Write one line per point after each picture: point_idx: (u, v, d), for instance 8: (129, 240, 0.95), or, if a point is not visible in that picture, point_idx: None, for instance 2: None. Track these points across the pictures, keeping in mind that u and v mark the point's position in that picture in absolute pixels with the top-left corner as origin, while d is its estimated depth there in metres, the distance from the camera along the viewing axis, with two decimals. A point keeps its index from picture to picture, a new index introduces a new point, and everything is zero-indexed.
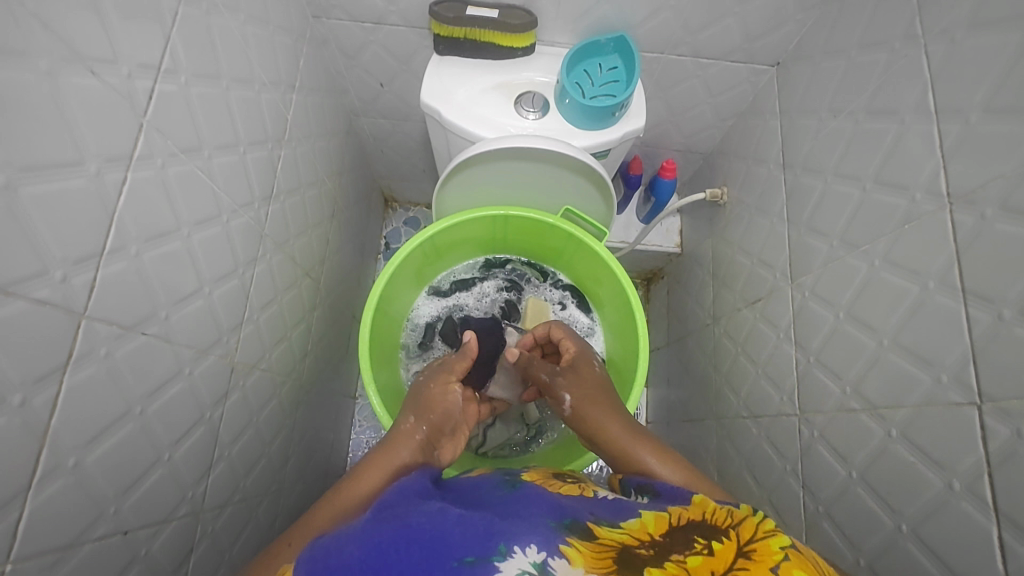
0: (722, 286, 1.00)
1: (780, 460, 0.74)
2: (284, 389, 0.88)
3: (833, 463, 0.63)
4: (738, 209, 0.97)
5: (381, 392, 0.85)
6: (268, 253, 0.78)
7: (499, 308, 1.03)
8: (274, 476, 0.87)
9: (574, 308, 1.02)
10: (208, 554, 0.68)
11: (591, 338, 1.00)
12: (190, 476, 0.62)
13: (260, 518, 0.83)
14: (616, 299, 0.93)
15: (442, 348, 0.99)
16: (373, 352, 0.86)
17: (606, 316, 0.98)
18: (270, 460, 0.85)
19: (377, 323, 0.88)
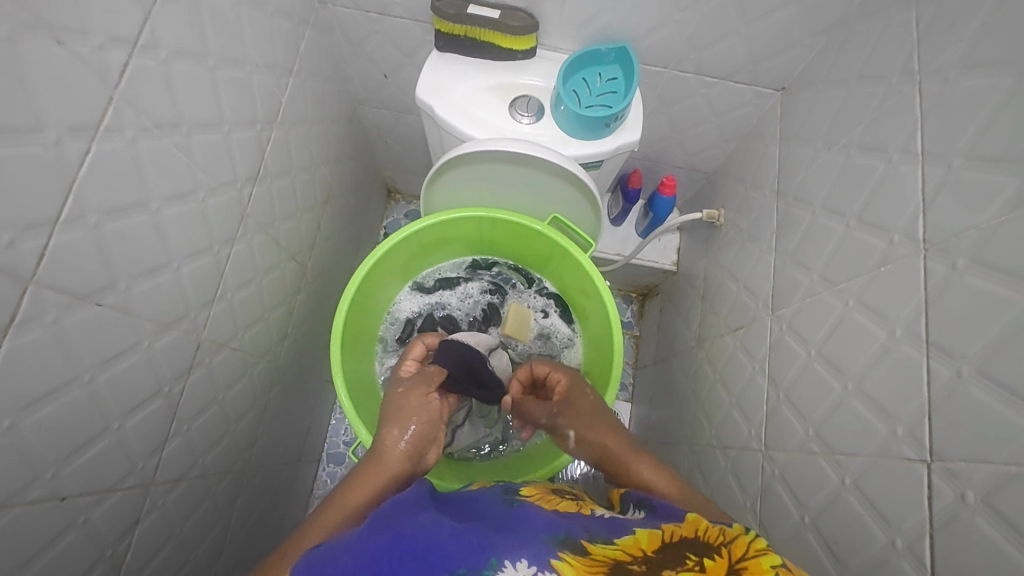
0: (709, 309, 0.99)
1: (742, 495, 0.72)
2: (257, 369, 0.88)
3: (789, 504, 0.61)
4: (732, 233, 0.95)
5: (350, 383, 0.85)
6: (250, 234, 0.78)
7: (481, 311, 1.03)
8: (238, 457, 0.88)
9: (556, 318, 1.01)
10: (155, 527, 0.69)
11: (569, 349, 1.00)
12: (141, 449, 0.63)
13: (218, 496, 0.84)
14: (597, 313, 0.92)
15: None
16: (346, 342, 0.86)
17: (586, 328, 0.97)
18: (235, 439, 0.85)
19: (354, 313, 0.88)
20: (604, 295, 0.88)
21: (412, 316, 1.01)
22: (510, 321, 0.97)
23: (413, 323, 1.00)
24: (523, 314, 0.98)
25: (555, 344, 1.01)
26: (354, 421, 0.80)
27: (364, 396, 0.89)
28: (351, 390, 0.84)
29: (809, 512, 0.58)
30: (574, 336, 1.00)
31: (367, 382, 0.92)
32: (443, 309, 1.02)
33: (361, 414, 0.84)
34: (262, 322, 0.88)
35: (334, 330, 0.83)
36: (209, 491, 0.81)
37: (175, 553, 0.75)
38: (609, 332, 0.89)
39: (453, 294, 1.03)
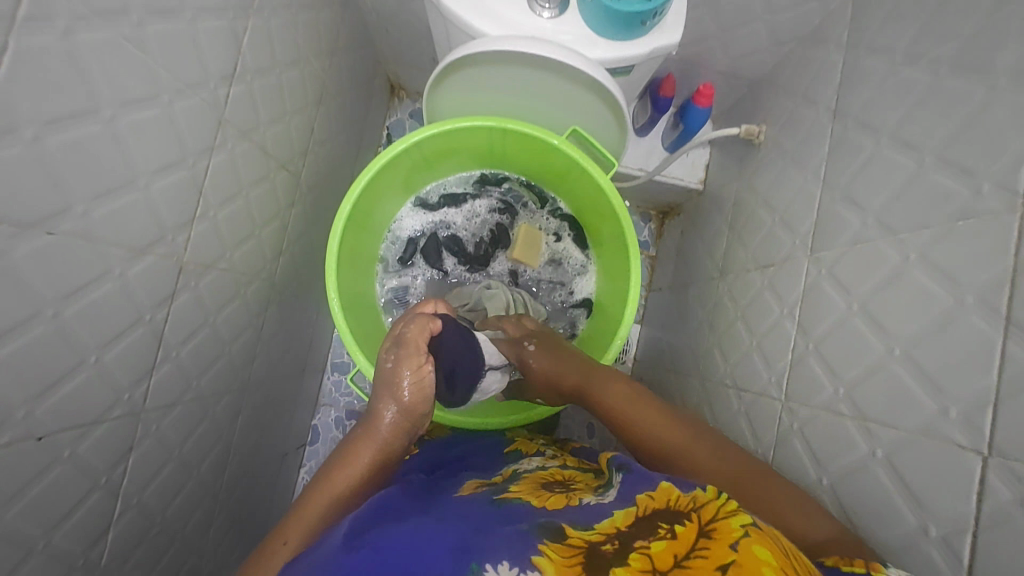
0: (736, 239, 0.91)
1: (754, 442, 0.70)
2: (251, 289, 0.84)
3: (806, 464, 0.58)
4: (772, 155, 0.84)
5: (348, 308, 0.80)
6: (232, 145, 0.70)
7: (488, 231, 0.96)
8: (237, 376, 0.86)
9: (570, 242, 0.94)
10: (152, 451, 0.68)
11: (582, 276, 0.93)
12: (126, 380, 0.60)
13: (217, 415, 0.83)
14: (614, 242, 0.85)
15: (424, 267, 0.94)
16: (342, 263, 0.80)
17: (601, 256, 0.90)
18: (232, 360, 0.83)
19: (351, 233, 0.82)
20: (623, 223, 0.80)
21: (415, 235, 0.94)
22: (520, 241, 0.92)
23: (416, 243, 0.93)
24: (535, 234, 0.92)
25: (567, 270, 0.94)
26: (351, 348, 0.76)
27: (363, 320, 0.85)
28: (349, 316, 0.80)
29: (825, 476, 0.55)
30: (587, 263, 0.93)
31: (366, 305, 0.87)
32: (448, 229, 0.95)
33: (360, 340, 0.81)
34: (254, 240, 0.81)
35: (328, 252, 0.77)
36: (207, 411, 0.80)
37: (175, 471, 0.75)
38: (626, 264, 0.82)
39: (459, 212, 0.96)
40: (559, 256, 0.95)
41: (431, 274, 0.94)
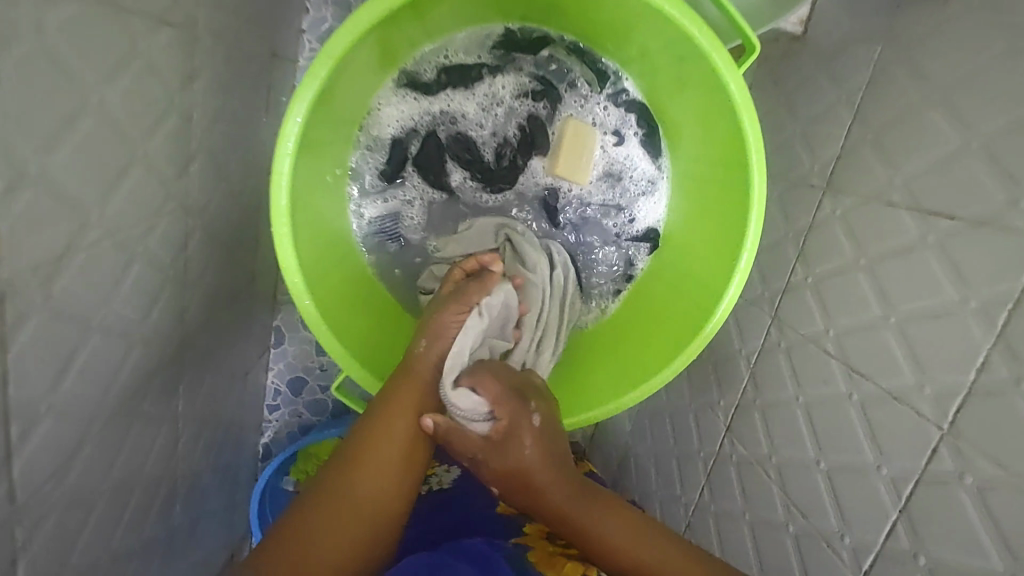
0: (791, 130, 0.74)
1: (796, 391, 0.66)
2: (197, 204, 0.61)
3: (864, 445, 0.56)
4: (873, 29, 0.64)
5: (313, 267, 0.65)
6: (124, 17, 0.42)
7: (516, 127, 0.78)
8: (200, 301, 0.67)
9: (639, 148, 0.77)
10: (113, 427, 0.54)
11: (650, 194, 0.78)
12: (39, 386, 0.42)
13: (187, 349, 0.66)
14: (711, 157, 0.68)
15: (417, 181, 0.78)
16: (298, 206, 0.62)
17: (679, 171, 0.75)
18: (189, 291, 0.64)
19: (303, 164, 0.62)
20: (733, 136, 0.61)
21: (401, 138, 0.76)
22: (563, 150, 0.77)
23: (403, 148, 0.76)
24: (587, 140, 0.77)
25: (630, 184, 0.79)
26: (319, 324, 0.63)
27: (335, 273, 0.69)
28: (314, 278, 0.65)
29: (908, 466, 0.52)
30: (659, 177, 0.77)
31: (335, 252, 0.71)
32: (449, 125, 0.77)
33: (333, 308, 0.66)
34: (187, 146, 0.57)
35: (275, 197, 0.59)
36: (175, 355, 0.63)
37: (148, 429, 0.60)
38: (727, 194, 0.65)
39: (471, 96, 0.77)
40: (620, 167, 0.79)
41: (427, 188, 0.78)
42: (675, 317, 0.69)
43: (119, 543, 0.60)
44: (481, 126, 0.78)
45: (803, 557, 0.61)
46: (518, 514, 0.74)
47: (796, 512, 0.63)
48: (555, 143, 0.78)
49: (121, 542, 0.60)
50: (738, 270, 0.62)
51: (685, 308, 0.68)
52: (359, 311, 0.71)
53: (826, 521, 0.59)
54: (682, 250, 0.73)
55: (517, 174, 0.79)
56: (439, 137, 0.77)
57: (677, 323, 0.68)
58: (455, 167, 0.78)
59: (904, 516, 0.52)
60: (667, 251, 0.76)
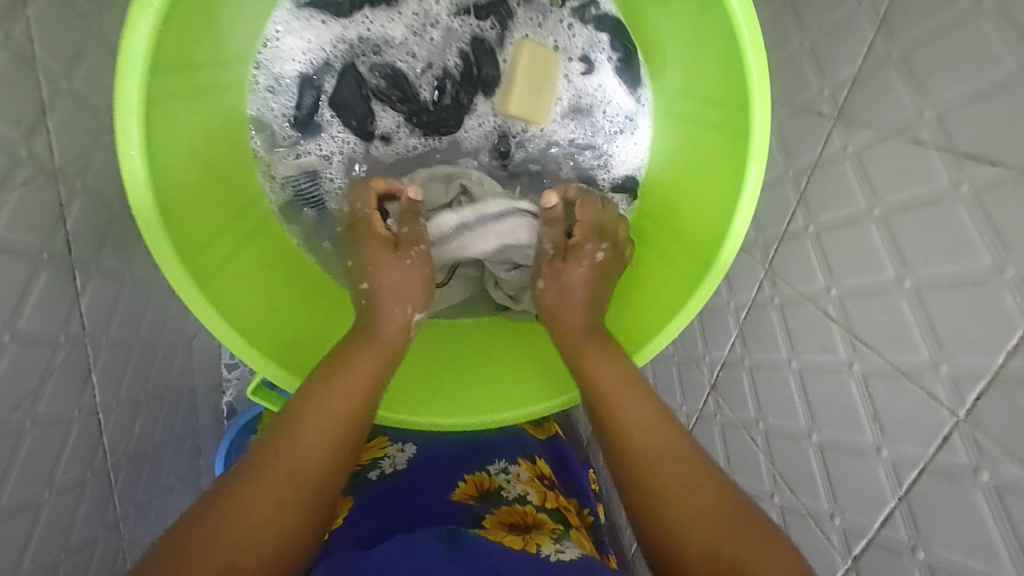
0: (794, 40, 0.62)
1: (788, 352, 0.59)
2: (64, 163, 0.49)
3: (862, 421, 0.51)
4: None
5: (205, 253, 0.54)
6: None
7: (455, 60, 0.68)
8: (100, 276, 0.56)
9: (614, 78, 0.67)
10: (9, 448, 0.46)
11: (624, 134, 0.68)
12: None
13: (90, 335, 0.56)
14: (706, 92, 0.56)
15: (337, 130, 0.68)
16: (174, 175, 0.52)
17: (665, 106, 0.64)
18: (79, 269, 0.53)
19: (170, 121, 0.51)
20: (732, 71, 0.50)
21: (310, 76, 0.66)
22: (519, 82, 0.65)
23: (314, 86, 0.66)
24: (548, 67, 0.66)
25: (603, 121, 0.69)
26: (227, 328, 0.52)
27: (243, 248, 0.60)
28: (211, 267, 0.54)
29: (913, 452, 0.46)
30: (638, 112, 0.67)
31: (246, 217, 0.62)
32: (371, 57, 0.67)
33: (242, 301, 0.56)
34: (30, 93, 0.44)
35: (127, 170, 0.47)
36: (73, 345, 0.53)
37: (53, 434, 0.51)
38: (724, 138, 0.54)
39: (401, 21, 0.67)
40: (591, 100, 0.69)
41: (352, 133, 0.68)
42: (668, 281, 0.59)
43: (51, 557, 0.53)
44: (413, 57, 0.68)
45: (790, 531, 0.57)
46: (473, 493, 0.67)
47: (784, 484, 0.58)
48: (507, 73, 0.67)
49: (52, 556, 0.53)
50: (733, 231, 0.51)
51: (677, 270, 0.59)
52: (281, 301, 0.60)
53: (816, 498, 0.54)
54: (671, 199, 0.63)
55: (463, 114, 0.69)
56: (359, 71, 0.67)
57: (671, 288, 0.58)
58: (388, 107, 0.68)
59: (904, 505, 0.47)
60: (651, 200, 0.66)
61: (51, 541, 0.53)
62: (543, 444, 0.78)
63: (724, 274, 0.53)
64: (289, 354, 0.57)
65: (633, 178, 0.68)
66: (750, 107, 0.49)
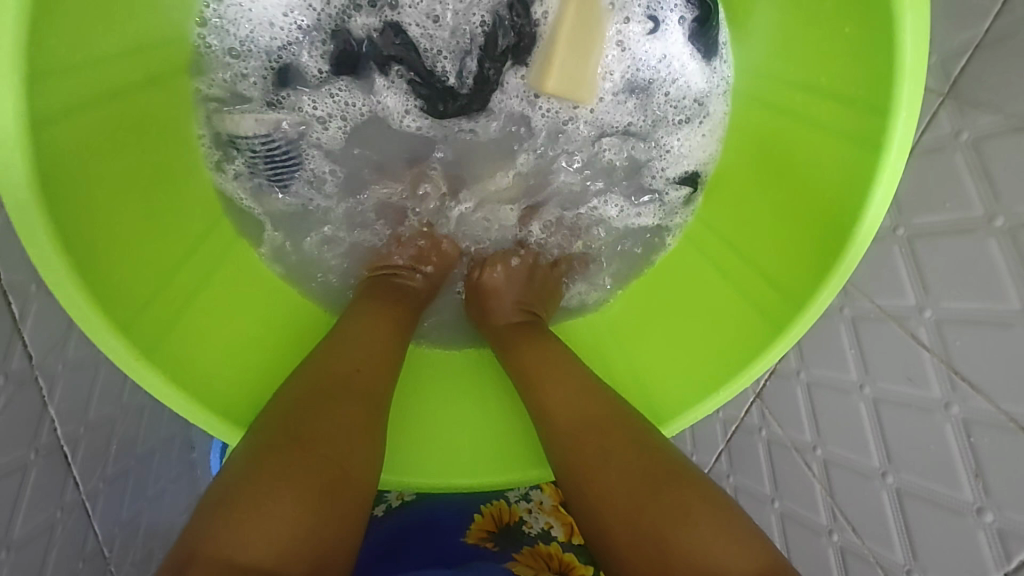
0: None
1: (859, 375, 0.51)
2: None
3: (957, 471, 0.43)
4: None
5: (148, 309, 0.46)
6: None
7: (475, 32, 0.57)
8: (47, 294, 0.47)
9: (684, 46, 0.56)
10: None
11: (695, 121, 0.57)
12: None
13: (41, 365, 0.47)
14: (811, 81, 0.47)
15: (317, 112, 0.57)
16: (87, 218, 0.42)
17: (749, 87, 0.54)
18: (16, 293, 0.43)
19: (65, 144, 0.40)
20: (879, 73, 0.40)
21: (287, 41, 0.55)
22: (561, 51, 0.53)
23: (289, 53, 0.56)
24: (597, 32, 0.54)
25: (666, 104, 0.57)
26: (174, 395, 0.44)
27: (200, 289, 0.51)
28: (155, 327, 0.46)
29: None
30: (712, 92, 0.56)
31: (209, 243, 0.53)
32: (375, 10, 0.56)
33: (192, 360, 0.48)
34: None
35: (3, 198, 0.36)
36: (17, 384, 0.44)
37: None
38: (834, 147, 0.45)
39: None
40: (654, 74, 0.57)
41: (357, 109, 0.57)
42: (729, 314, 0.52)
43: None
44: (432, 18, 0.56)
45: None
46: (491, 529, 0.59)
47: (846, 522, 0.51)
48: (546, 40, 0.55)
49: None
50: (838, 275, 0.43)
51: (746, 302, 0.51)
52: (241, 350, 0.52)
53: (889, 548, 0.48)
54: (746, 201, 0.53)
55: (490, 94, 0.57)
56: (352, 36, 0.56)
57: (730, 324, 0.51)
58: (397, 78, 0.57)
59: None
60: (719, 200, 0.56)
61: None
62: None
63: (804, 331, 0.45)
64: (238, 412, 0.49)
65: (697, 172, 0.57)
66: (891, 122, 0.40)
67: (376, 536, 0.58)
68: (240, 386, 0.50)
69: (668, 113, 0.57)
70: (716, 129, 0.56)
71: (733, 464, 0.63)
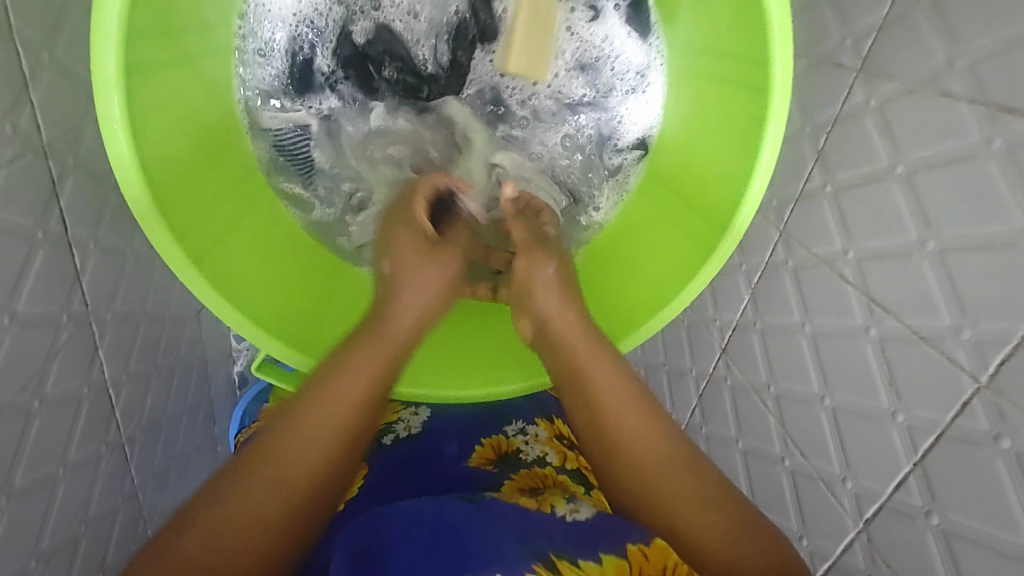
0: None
1: (800, 315, 0.58)
2: (52, 140, 0.47)
3: (875, 384, 0.50)
4: None
5: (204, 227, 0.51)
6: None
7: (447, 25, 0.63)
8: (99, 254, 0.55)
9: (623, 26, 0.62)
10: (23, 429, 0.47)
11: (638, 93, 0.63)
12: None
13: (94, 313, 0.55)
14: (722, 46, 0.52)
15: (335, 97, 0.63)
16: (169, 161, 0.49)
17: (679, 57, 0.60)
18: (78, 248, 0.52)
19: (154, 101, 0.48)
20: (757, 26, 0.46)
21: (303, 39, 0.61)
22: (519, 35, 0.60)
23: (305, 50, 0.61)
24: (549, 18, 0.61)
25: (612, 79, 0.64)
26: (220, 304, 0.49)
27: (244, 221, 0.56)
28: (210, 241, 0.51)
29: (928, 417, 0.46)
30: (651, 64, 0.62)
31: (246, 184, 0.59)
32: (372, 13, 0.62)
33: (239, 272, 0.53)
34: (10, 66, 0.42)
35: (111, 146, 0.44)
36: (77, 325, 0.53)
37: (63, 412, 0.52)
38: (743, 99, 0.51)
39: None
40: (598, 53, 0.63)
41: (354, 99, 0.63)
42: (678, 248, 0.56)
43: (68, 531, 0.54)
44: (414, 16, 0.63)
45: (799, 495, 0.57)
46: (491, 457, 0.68)
47: (795, 448, 0.58)
48: (507, 33, 0.62)
49: (70, 529, 0.54)
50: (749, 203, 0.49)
51: (689, 241, 0.55)
52: (283, 292, 0.57)
53: (828, 463, 0.54)
54: (687, 153, 0.58)
55: (463, 76, 0.64)
56: (356, 34, 0.62)
57: (681, 257, 0.55)
58: (390, 70, 0.63)
59: (919, 471, 0.46)
60: (660, 156, 0.62)
61: (67, 515, 0.54)
62: None
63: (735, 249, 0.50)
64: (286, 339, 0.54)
65: (646, 138, 0.64)
66: (771, 69, 0.45)
67: (378, 476, 0.64)
68: (283, 322, 0.55)
69: (621, 89, 0.64)
70: (659, 99, 0.62)
71: (706, 415, 0.70)
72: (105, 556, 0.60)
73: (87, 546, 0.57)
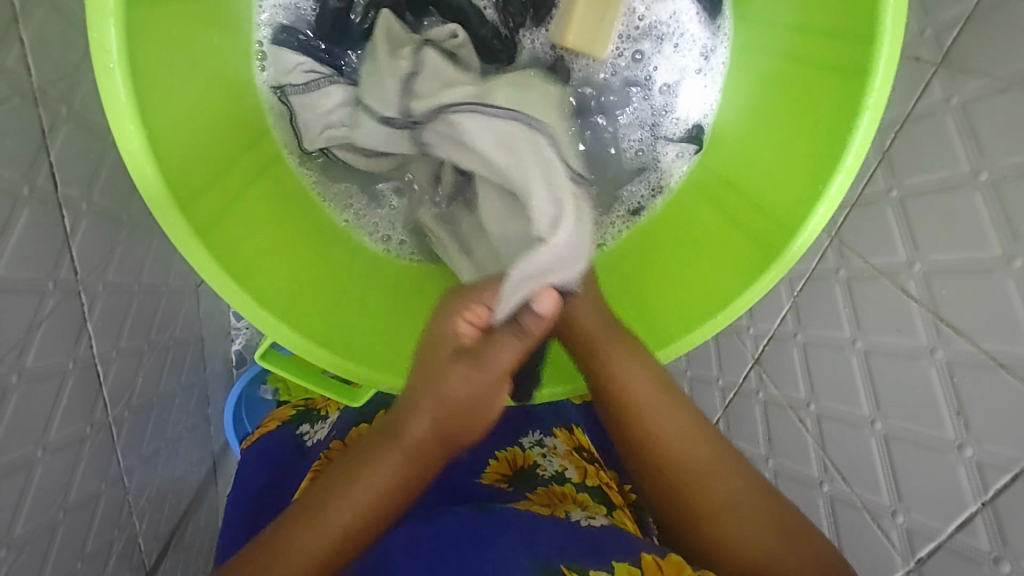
0: None
1: (852, 330, 0.52)
2: (45, 84, 0.43)
3: (942, 412, 0.46)
4: None
5: (206, 194, 0.46)
6: None
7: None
8: (92, 218, 0.51)
9: (692, 5, 0.58)
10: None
11: (701, 72, 0.59)
12: None
13: (84, 283, 0.50)
14: (809, 22, 0.48)
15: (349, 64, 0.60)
16: (168, 115, 0.44)
17: (749, 38, 0.56)
18: (69, 208, 0.47)
19: (154, 38, 0.43)
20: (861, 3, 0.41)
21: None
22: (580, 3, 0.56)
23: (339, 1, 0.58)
24: None
25: (674, 56, 0.59)
26: (221, 277, 0.44)
27: (248, 191, 0.51)
28: (211, 210, 0.46)
29: (1006, 455, 0.42)
30: (717, 45, 0.58)
31: (247, 157, 0.53)
32: None
33: (242, 245, 0.48)
34: None
35: (104, 85, 0.39)
36: (64, 292, 0.48)
37: (44, 389, 0.47)
38: (825, 84, 0.46)
39: None
40: (665, 29, 0.59)
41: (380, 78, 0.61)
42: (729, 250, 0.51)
43: (45, 518, 0.50)
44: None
45: (839, 526, 0.53)
46: (505, 473, 0.63)
47: (836, 472, 0.53)
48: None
49: (48, 515, 0.50)
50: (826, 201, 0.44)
51: (746, 239, 0.51)
52: (300, 273, 0.52)
53: (876, 493, 0.50)
54: (743, 151, 0.54)
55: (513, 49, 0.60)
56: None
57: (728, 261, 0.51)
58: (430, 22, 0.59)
59: (988, 511, 0.42)
60: (717, 148, 0.57)
61: (44, 499, 0.49)
62: (581, 410, 0.74)
63: (800, 253, 0.46)
64: (301, 317, 0.49)
65: (700, 126, 0.59)
66: (875, 47, 0.41)
67: None
68: (292, 298, 0.50)
69: (679, 73, 0.59)
70: (722, 90, 0.58)
71: (731, 429, 0.64)
72: (84, 545, 0.56)
73: (65, 533, 0.53)
